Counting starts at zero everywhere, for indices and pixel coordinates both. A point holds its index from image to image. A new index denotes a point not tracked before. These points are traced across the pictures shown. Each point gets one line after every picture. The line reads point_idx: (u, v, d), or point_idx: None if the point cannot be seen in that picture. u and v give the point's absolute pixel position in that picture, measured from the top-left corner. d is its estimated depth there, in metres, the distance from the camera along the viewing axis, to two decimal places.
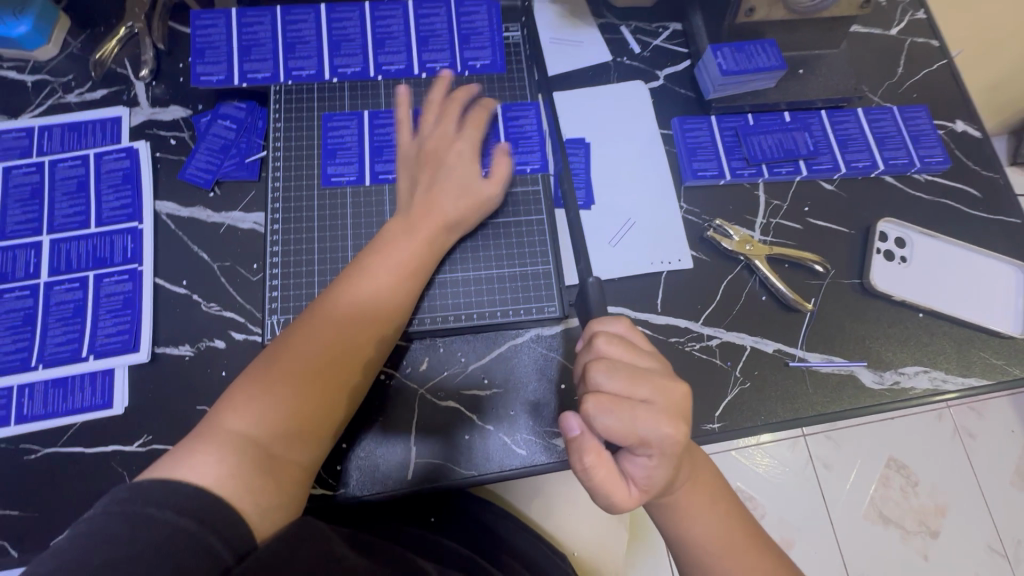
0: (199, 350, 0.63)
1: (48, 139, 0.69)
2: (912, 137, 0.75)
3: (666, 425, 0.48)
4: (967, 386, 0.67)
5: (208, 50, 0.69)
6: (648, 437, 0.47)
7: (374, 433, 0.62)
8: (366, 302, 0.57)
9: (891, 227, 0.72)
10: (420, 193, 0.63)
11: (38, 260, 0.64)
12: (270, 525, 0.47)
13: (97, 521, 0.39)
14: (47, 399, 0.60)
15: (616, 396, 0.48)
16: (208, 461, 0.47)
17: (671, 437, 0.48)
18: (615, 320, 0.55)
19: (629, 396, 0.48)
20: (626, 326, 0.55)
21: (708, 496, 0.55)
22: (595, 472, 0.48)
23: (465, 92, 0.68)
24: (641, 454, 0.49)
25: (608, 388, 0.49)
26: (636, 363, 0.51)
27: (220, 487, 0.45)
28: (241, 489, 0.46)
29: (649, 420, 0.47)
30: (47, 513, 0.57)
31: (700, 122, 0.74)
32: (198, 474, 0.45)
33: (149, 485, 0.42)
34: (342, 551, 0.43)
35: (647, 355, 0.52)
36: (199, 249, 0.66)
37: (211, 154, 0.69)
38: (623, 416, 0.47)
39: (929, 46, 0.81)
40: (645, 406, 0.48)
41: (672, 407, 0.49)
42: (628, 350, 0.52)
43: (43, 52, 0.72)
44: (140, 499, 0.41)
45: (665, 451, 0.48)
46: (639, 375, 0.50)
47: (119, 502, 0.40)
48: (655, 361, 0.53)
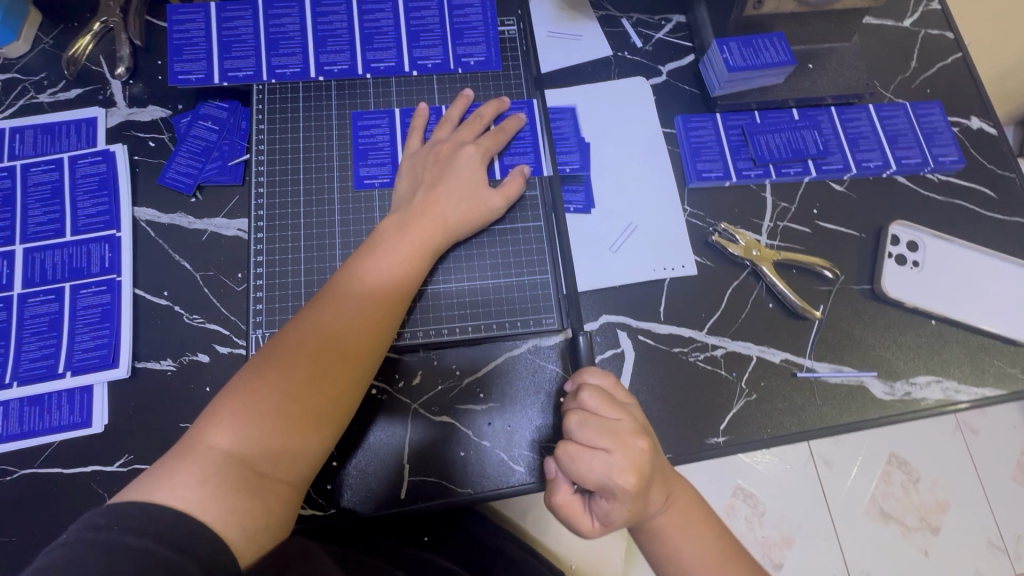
0: (182, 364, 0.60)
1: (20, 141, 0.66)
2: (926, 135, 0.72)
3: (627, 478, 0.45)
4: (980, 396, 0.65)
5: (186, 46, 0.65)
6: (606, 489, 0.46)
7: (366, 448, 0.59)
8: (361, 306, 0.54)
9: (903, 230, 0.69)
10: (420, 195, 0.60)
11: (11, 271, 0.61)
12: (260, 544, 0.45)
13: (68, 550, 0.37)
14: (22, 418, 0.58)
15: (579, 446, 0.47)
16: (191, 482, 0.44)
17: (627, 491, 0.45)
18: (602, 373, 0.52)
19: (591, 447, 0.46)
20: (611, 381, 0.52)
21: (701, 531, 0.53)
22: (564, 506, 0.49)
23: (461, 100, 0.65)
24: (602, 500, 0.47)
25: (575, 437, 0.47)
26: (607, 416, 0.48)
27: (202, 510, 0.43)
28: (226, 511, 0.44)
29: (606, 477, 0.45)
30: (25, 538, 0.55)
31: (704, 120, 0.71)
32: (179, 497, 0.43)
33: (128, 510, 0.40)
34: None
35: (623, 408, 0.49)
36: (181, 258, 0.63)
37: (192, 157, 0.66)
38: (579, 468, 0.46)
39: (943, 38, 0.78)
40: (602, 458, 0.46)
41: (635, 462, 0.46)
42: (604, 404, 0.49)
43: (12, 49, 0.68)
44: (116, 524, 0.39)
45: (624, 503, 0.46)
46: (605, 427, 0.47)
47: (93, 528, 0.38)
48: (632, 414, 0.49)
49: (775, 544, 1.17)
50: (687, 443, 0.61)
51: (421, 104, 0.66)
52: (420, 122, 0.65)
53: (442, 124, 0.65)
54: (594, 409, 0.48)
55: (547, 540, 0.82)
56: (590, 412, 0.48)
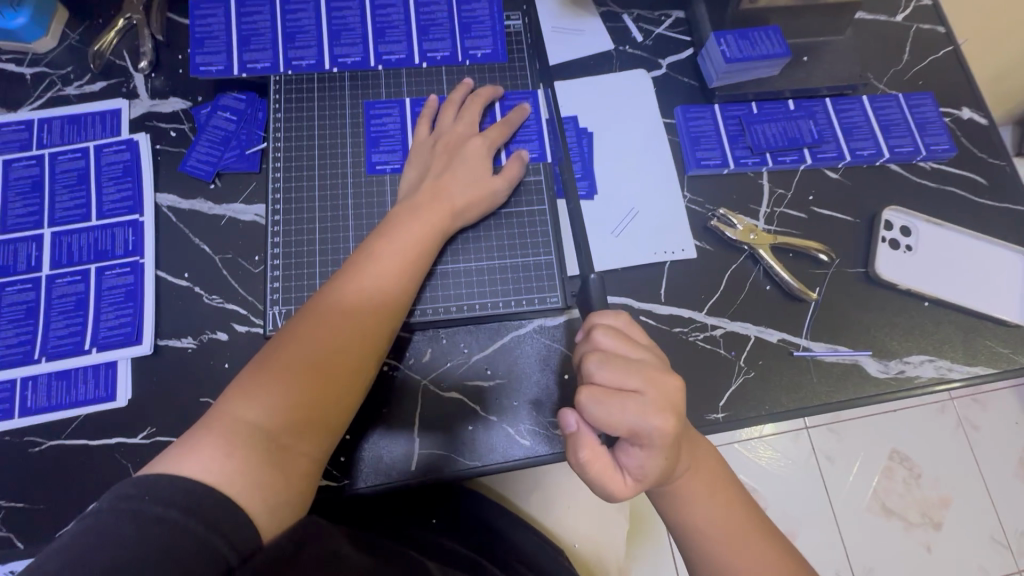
0: (201, 342, 0.63)
1: (48, 131, 0.69)
2: (918, 125, 0.75)
3: (659, 417, 0.47)
4: (972, 375, 0.67)
5: (207, 39, 0.68)
6: (639, 428, 0.47)
7: (379, 424, 0.61)
8: (374, 287, 0.56)
9: (897, 216, 0.72)
10: (429, 180, 0.63)
11: (40, 253, 0.64)
12: (280, 519, 0.47)
13: (101, 517, 0.39)
14: (50, 392, 0.60)
15: (608, 388, 0.48)
16: (217, 456, 0.46)
17: (661, 429, 0.47)
18: (613, 314, 0.54)
19: (619, 390, 0.48)
20: (623, 320, 0.54)
21: (709, 481, 0.55)
22: (591, 463, 0.49)
23: (461, 87, 0.69)
24: (633, 444, 0.49)
25: (600, 379, 0.49)
26: (627, 355, 0.51)
27: (228, 484, 0.45)
28: (250, 485, 0.46)
29: (639, 416, 0.47)
30: (52, 506, 0.57)
31: (703, 111, 0.74)
32: (206, 470, 0.45)
33: (158, 482, 0.42)
34: (347, 551, 0.44)
35: (641, 348, 0.52)
36: (201, 241, 0.66)
37: (211, 146, 0.69)
38: (611, 410, 0.47)
39: (935, 32, 0.80)
40: (635, 398, 0.48)
41: (665, 399, 0.48)
42: (622, 343, 0.51)
43: (41, 44, 0.71)
44: (146, 494, 0.41)
45: (657, 442, 0.48)
46: (630, 366, 0.49)
47: (125, 498, 0.40)
48: (650, 354, 0.52)
49: None
50: (688, 418, 0.63)
51: (432, 95, 0.69)
52: (429, 111, 0.68)
53: (446, 111, 0.67)
54: (612, 349, 0.51)
55: (550, 523, 0.81)
56: (610, 352, 0.50)
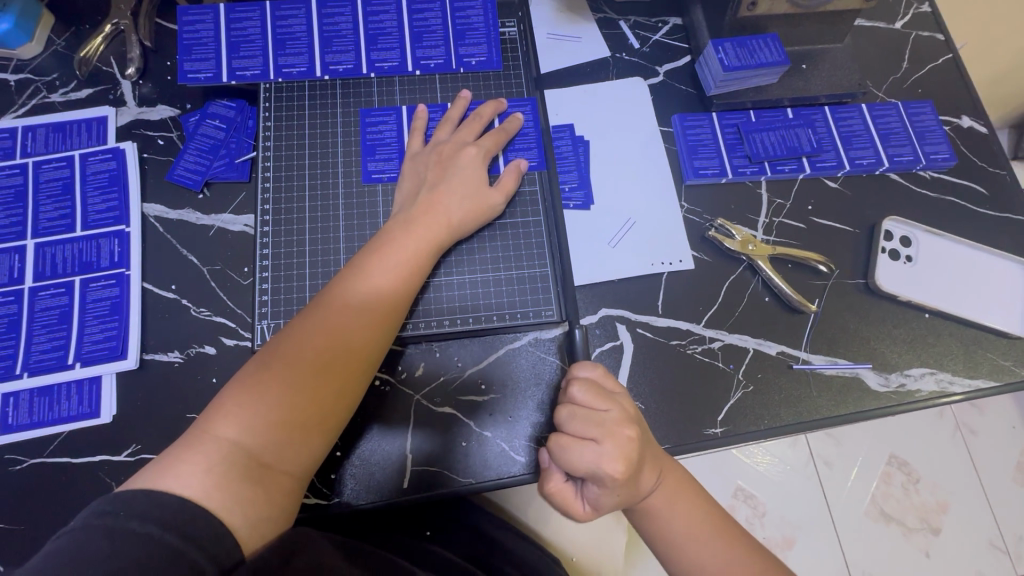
0: (189, 356, 0.62)
1: (32, 139, 0.67)
2: (918, 133, 0.74)
3: (615, 466, 0.48)
4: (974, 388, 0.66)
5: (196, 46, 0.67)
6: (595, 476, 0.49)
7: (368, 440, 0.60)
8: (366, 304, 0.55)
9: (896, 226, 0.71)
10: (423, 194, 0.61)
11: (23, 265, 0.63)
12: (260, 536, 0.46)
13: (77, 535, 0.38)
14: (32, 408, 0.59)
15: (569, 436, 0.50)
16: (197, 471, 0.45)
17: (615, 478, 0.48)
18: (591, 365, 0.55)
19: (582, 439, 0.50)
20: (600, 371, 0.54)
21: (682, 497, 0.54)
22: (557, 496, 0.53)
23: (460, 100, 0.67)
24: (594, 486, 0.50)
25: (566, 429, 0.51)
26: (597, 408, 0.51)
27: (207, 499, 0.44)
28: (230, 499, 0.45)
29: (596, 465, 0.48)
30: (34, 525, 0.56)
31: (701, 119, 0.73)
32: (186, 485, 0.44)
33: (134, 497, 0.41)
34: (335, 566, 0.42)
35: (612, 399, 0.52)
36: (188, 252, 0.65)
37: (200, 155, 0.67)
38: (570, 457, 0.49)
39: (934, 39, 0.80)
40: (591, 448, 0.49)
41: (623, 450, 0.49)
42: (594, 397, 0.51)
43: (26, 50, 0.70)
44: (124, 510, 0.40)
45: (613, 489, 0.49)
46: (595, 416, 0.50)
47: (101, 514, 0.39)
48: (623, 405, 0.52)
49: (777, 544, 1.16)
50: (686, 432, 0.62)
51: (421, 105, 0.68)
52: (421, 123, 0.66)
53: (442, 125, 0.66)
54: (583, 402, 0.51)
55: (549, 535, 0.79)
56: (579, 405, 0.51)
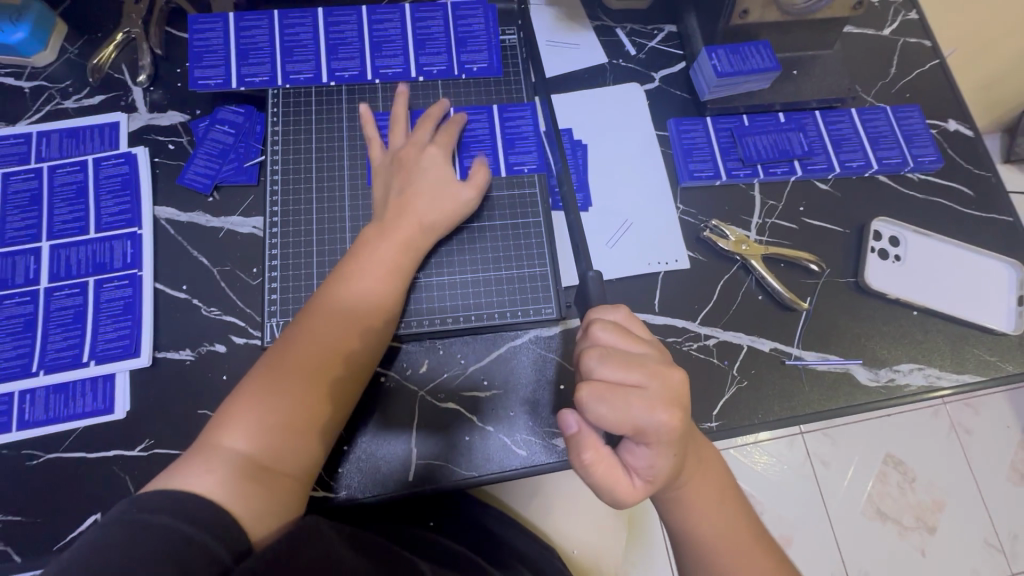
0: (200, 354, 0.63)
1: (47, 144, 0.69)
2: (906, 137, 0.76)
3: (663, 412, 0.47)
4: (961, 383, 0.68)
5: (206, 54, 0.69)
6: (646, 426, 0.46)
7: (372, 434, 0.62)
8: (346, 309, 0.57)
9: (886, 226, 0.73)
10: (393, 199, 0.63)
11: (38, 266, 0.65)
12: (265, 531, 0.48)
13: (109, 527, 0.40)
14: (48, 404, 0.60)
15: (608, 382, 0.47)
16: (204, 475, 0.47)
17: (667, 424, 0.47)
18: (613, 309, 0.55)
19: (624, 384, 0.47)
20: (623, 314, 0.54)
21: (710, 486, 0.55)
22: (594, 464, 0.48)
23: (437, 106, 0.69)
24: (640, 443, 0.48)
25: (603, 375, 0.48)
26: (628, 350, 0.50)
27: (217, 497, 0.46)
28: (234, 497, 0.47)
29: (648, 412, 0.46)
30: (50, 518, 0.58)
31: (696, 123, 0.75)
32: (194, 487, 0.47)
33: (147, 497, 0.43)
34: (342, 555, 0.44)
35: (641, 342, 0.51)
36: (199, 253, 0.67)
37: (209, 159, 0.69)
38: (616, 406, 0.46)
39: (921, 46, 0.82)
40: (638, 392, 0.47)
41: (668, 394, 0.48)
42: (623, 338, 0.51)
43: (40, 58, 0.72)
44: (138, 507, 0.42)
45: (664, 439, 0.47)
46: (631, 360, 0.49)
47: (122, 510, 0.42)
48: (652, 349, 0.52)
49: None
50: None
51: (443, 100, 0.70)
52: (429, 118, 0.68)
53: (422, 123, 0.68)
54: (612, 344, 0.51)
55: (551, 529, 0.81)
56: (610, 347, 0.50)
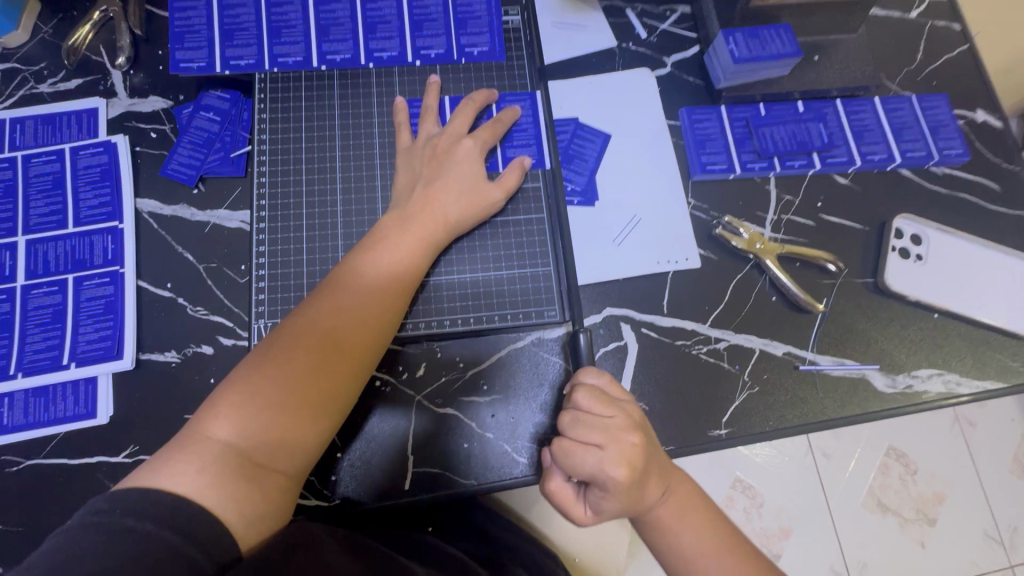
0: (186, 356, 0.60)
1: (20, 132, 0.65)
2: (931, 128, 0.72)
3: (618, 470, 0.47)
4: (982, 389, 0.65)
5: (188, 34, 0.65)
6: (596, 478, 0.48)
7: (367, 439, 0.59)
8: (363, 305, 0.54)
9: (908, 224, 0.69)
10: (418, 190, 0.60)
11: (14, 262, 0.61)
12: (257, 534, 0.45)
13: (74, 533, 0.37)
14: (27, 409, 0.58)
15: (571, 441, 0.49)
16: (190, 470, 0.44)
17: (617, 481, 0.47)
18: (598, 371, 0.53)
19: (585, 443, 0.48)
20: (607, 378, 0.53)
21: (698, 516, 0.53)
22: (554, 491, 0.51)
23: (482, 91, 0.65)
24: (594, 490, 0.49)
25: (569, 434, 0.49)
26: (602, 413, 0.49)
27: (202, 497, 0.43)
28: (227, 497, 0.44)
29: (597, 471, 0.47)
30: (31, 527, 0.55)
31: (709, 112, 0.71)
32: (180, 483, 0.43)
33: (131, 494, 0.40)
34: (333, 561, 0.41)
35: (618, 405, 0.50)
36: (184, 249, 0.63)
37: (193, 148, 0.66)
38: (571, 463, 0.48)
39: (949, 29, 0.77)
40: (595, 453, 0.47)
41: (626, 456, 0.48)
42: (599, 402, 0.50)
43: (12, 39, 0.67)
44: (119, 509, 0.39)
45: (614, 493, 0.48)
46: (599, 423, 0.49)
47: (97, 513, 0.38)
48: (628, 411, 0.50)
49: (774, 535, 1.17)
50: (691, 434, 0.61)
51: (432, 77, 0.66)
52: (432, 102, 0.64)
53: (425, 116, 0.64)
54: (587, 407, 0.50)
55: (553, 532, 0.83)
56: (583, 411, 0.50)
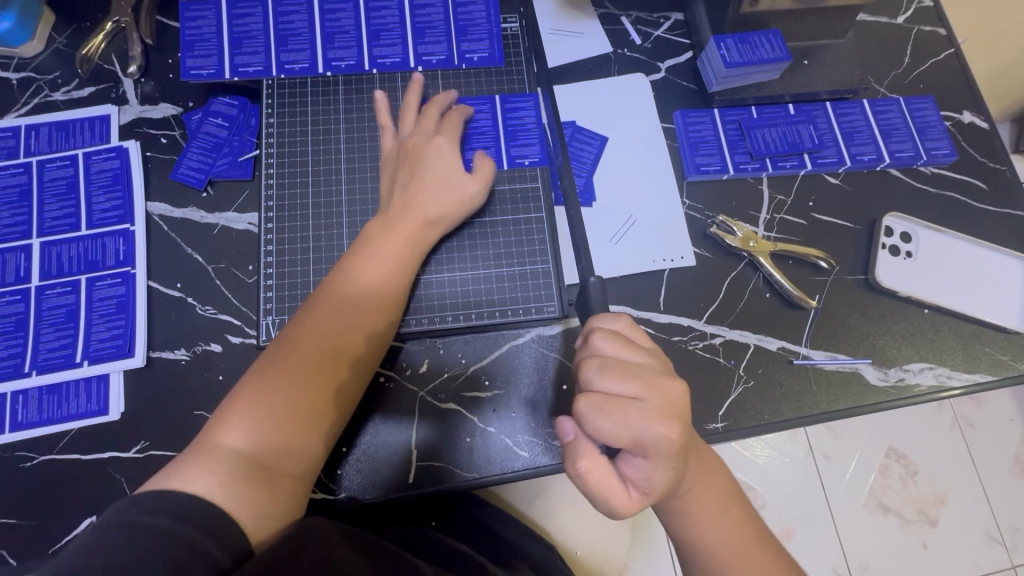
0: (195, 353, 0.62)
1: (35, 138, 0.67)
2: (919, 129, 0.74)
3: (663, 424, 0.45)
4: (972, 382, 0.67)
5: (198, 42, 0.67)
6: (643, 439, 0.45)
7: (373, 435, 0.61)
8: (358, 306, 0.55)
9: (897, 222, 0.71)
10: (399, 194, 0.61)
11: (29, 264, 0.63)
12: (269, 533, 0.46)
13: (95, 532, 0.39)
14: (41, 406, 0.59)
15: (607, 396, 0.46)
16: (202, 475, 0.46)
17: (665, 438, 0.45)
18: (615, 318, 0.53)
19: (623, 396, 0.46)
20: (625, 323, 0.52)
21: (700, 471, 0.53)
22: (590, 473, 0.46)
23: (443, 93, 0.66)
24: (636, 455, 0.46)
25: (601, 387, 0.47)
26: (628, 359, 0.49)
27: (216, 498, 0.45)
28: (238, 498, 0.45)
29: (644, 425, 0.45)
30: (45, 521, 0.57)
31: (703, 115, 0.73)
32: (193, 487, 0.45)
33: (147, 496, 0.42)
34: (343, 555, 0.43)
35: (641, 351, 0.50)
36: (193, 250, 0.65)
37: (203, 153, 0.68)
38: (614, 419, 0.45)
39: (936, 34, 0.80)
40: (637, 405, 0.45)
41: (669, 406, 0.46)
42: (621, 347, 0.49)
43: (28, 49, 0.70)
44: (139, 506, 0.41)
45: (662, 453, 0.46)
46: (630, 370, 0.47)
47: (118, 511, 0.40)
48: (654, 358, 0.50)
49: (775, 536, 1.18)
50: None
51: (414, 75, 0.67)
52: (411, 98, 0.66)
53: (404, 115, 0.66)
54: (610, 353, 0.49)
55: (554, 528, 0.84)
56: (609, 357, 0.49)
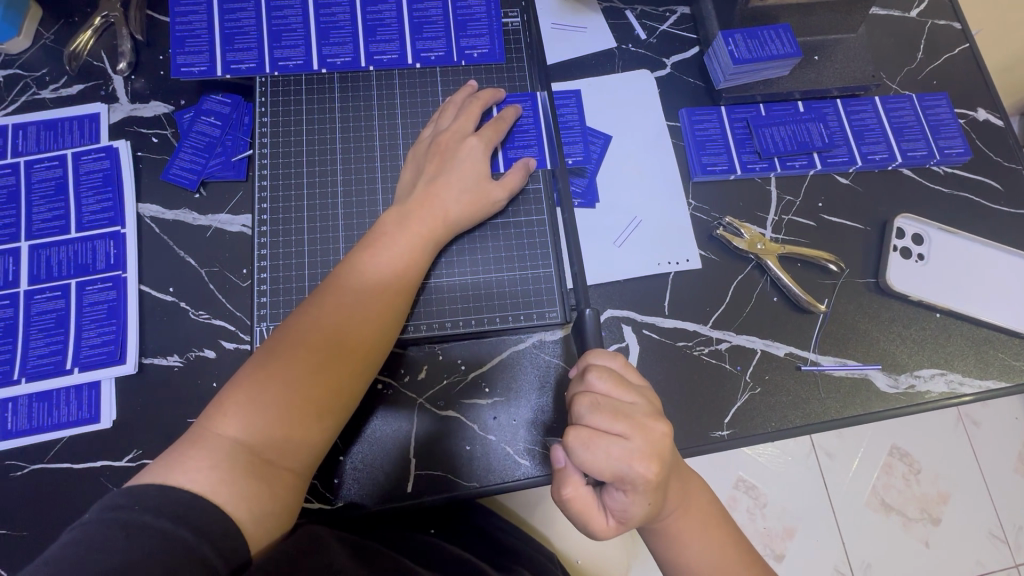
0: (188, 360, 0.61)
1: (23, 138, 0.65)
2: (932, 127, 0.72)
3: (645, 465, 0.45)
4: (984, 389, 0.65)
5: (189, 38, 0.65)
6: (623, 476, 0.45)
7: (370, 442, 0.59)
8: (366, 299, 0.54)
9: (908, 223, 0.69)
10: (420, 188, 0.60)
11: (17, 267, 0.62)
12: (267, 532, 0.45)
13: (88, 529, 0.37)
14: (31, 413, 0.58)
15: (593, 431, 0.45)
16: (201, 466, 0.44)
17: (645, 478, 0.45)
18: (611, 355, 0.51)
19: (608, 433, 0.45)
20: (621, 362, 0.51)
21: (688, 506, 0.52)
22: (573, 500, 0.48)
23: (490, 90, 0.65)
24: (617, 489, 0.46)
25: (590, 422, 0.46)
26: (620, 399, 0.47)
27: (214, 494, 0.43)
28: (236, 494, 0.44)
29: (625, 464, 0.44)
30: (35, 532, 0.55)
31: (709, 113, 0.71)
32: (189, 479, 0.43)
33: (145, 490, 0.40)
34: (343, 561, 0.41)
35: (635, 390, 0.48)
36: (185, 254, 0.64)
37: (195, 153, 0.66)
38: (595, 455, 0.45)
39: (950, 28, 0.77)
40: (621, 444, 0.45)
41: (652, 448, 0.45)
42: (615, 386, 0.48)
43: (14, 45, 0.67)
44: (133, 503, 0.39)
45: (640, 490, 0.45)
46: (620, 409, 0.46)
47: (113, 507, 0.39)
48: (646, 397, 0.49)
49: (777, 536, 1.16)
50: (693, 437, 0.61)
51: (468, 81, 0.67)
52: (460, 97, 0.65)
53: (445, 109, 0.64)
54: (604, 391, 0.48)
55: (555, 535, 0.83)
56: (601, 395, 0.47)
